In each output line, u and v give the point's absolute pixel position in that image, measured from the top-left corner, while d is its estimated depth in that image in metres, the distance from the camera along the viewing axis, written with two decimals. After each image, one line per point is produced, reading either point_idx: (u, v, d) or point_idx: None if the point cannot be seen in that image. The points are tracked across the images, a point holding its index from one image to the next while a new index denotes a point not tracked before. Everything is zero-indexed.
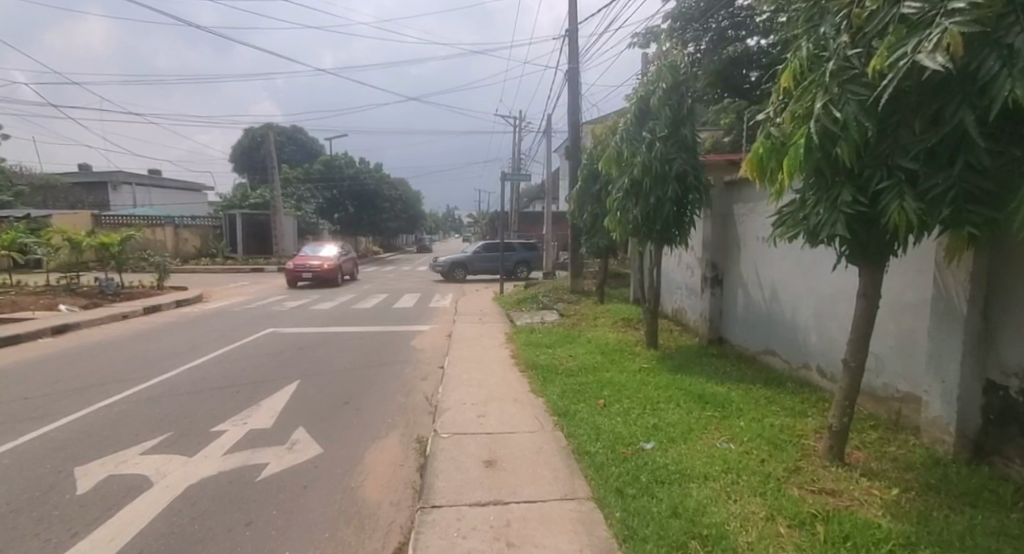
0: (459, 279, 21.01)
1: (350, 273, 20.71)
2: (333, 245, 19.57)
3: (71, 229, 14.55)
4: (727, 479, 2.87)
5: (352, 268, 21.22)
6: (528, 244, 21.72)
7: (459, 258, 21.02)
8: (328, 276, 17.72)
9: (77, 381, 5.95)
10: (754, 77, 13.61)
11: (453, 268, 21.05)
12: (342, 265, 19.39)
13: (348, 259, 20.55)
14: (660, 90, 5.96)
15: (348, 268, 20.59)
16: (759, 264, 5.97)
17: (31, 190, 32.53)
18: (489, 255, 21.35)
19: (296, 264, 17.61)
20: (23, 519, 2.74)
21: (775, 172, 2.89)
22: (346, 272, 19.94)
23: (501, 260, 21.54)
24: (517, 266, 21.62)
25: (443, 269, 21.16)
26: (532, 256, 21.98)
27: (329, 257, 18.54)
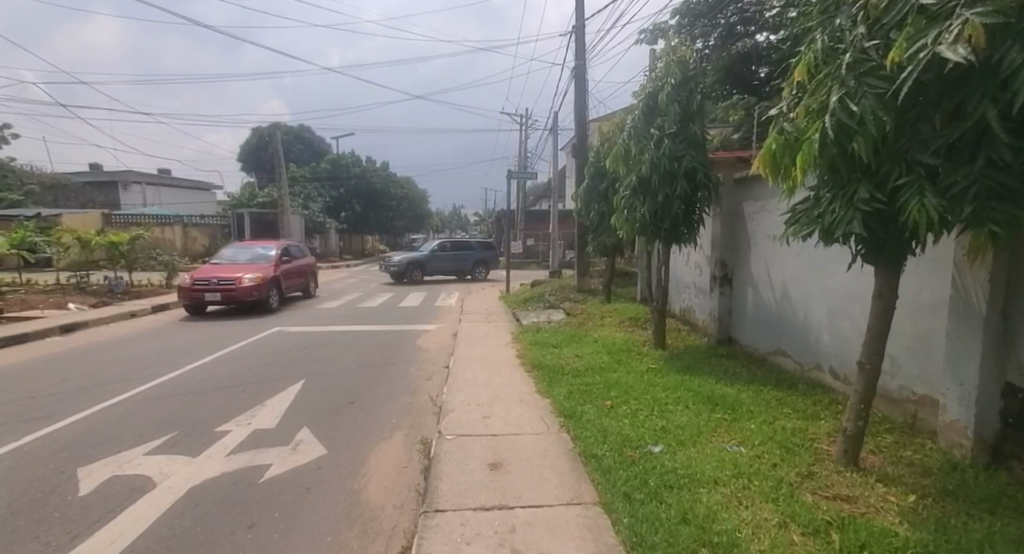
0: (417, 278, 19.84)
1: (302, 287, 13.94)
2: (273, 247, 12.76)
3: (80, 229, 14.70)
4: (739, 484, 2.79)
5: (308, 279, 14.41)
6: (483, 243, 21.89)
7: (417, 258, 19.82)
8: (246, 298, 10.95)
9: (84, 381, 5.97)
10: (763, 74, 13.47)
11: (411, 267, 19.79)
12: (286, 278, 12.73)
13: (297, 268, 13.63)
14: (668, 86, 5.87)
15: (298, 282, 13.69)
16: (769, 263, 5.86)
17: (41, 190, 33.08)
18: (446, 255, 20.75)
19: (197, 279, 10.91)
20: (23, 521, 2.72)
21: (788, 169, 2.80)
22: (290, 287, 13.15)
23: (463, 259, 21.14)
24: (476, 266, 21.39)
25: (399, 269, 19.55)
26: (487, 256, 21.89)
27: (259, 266, 11.82)
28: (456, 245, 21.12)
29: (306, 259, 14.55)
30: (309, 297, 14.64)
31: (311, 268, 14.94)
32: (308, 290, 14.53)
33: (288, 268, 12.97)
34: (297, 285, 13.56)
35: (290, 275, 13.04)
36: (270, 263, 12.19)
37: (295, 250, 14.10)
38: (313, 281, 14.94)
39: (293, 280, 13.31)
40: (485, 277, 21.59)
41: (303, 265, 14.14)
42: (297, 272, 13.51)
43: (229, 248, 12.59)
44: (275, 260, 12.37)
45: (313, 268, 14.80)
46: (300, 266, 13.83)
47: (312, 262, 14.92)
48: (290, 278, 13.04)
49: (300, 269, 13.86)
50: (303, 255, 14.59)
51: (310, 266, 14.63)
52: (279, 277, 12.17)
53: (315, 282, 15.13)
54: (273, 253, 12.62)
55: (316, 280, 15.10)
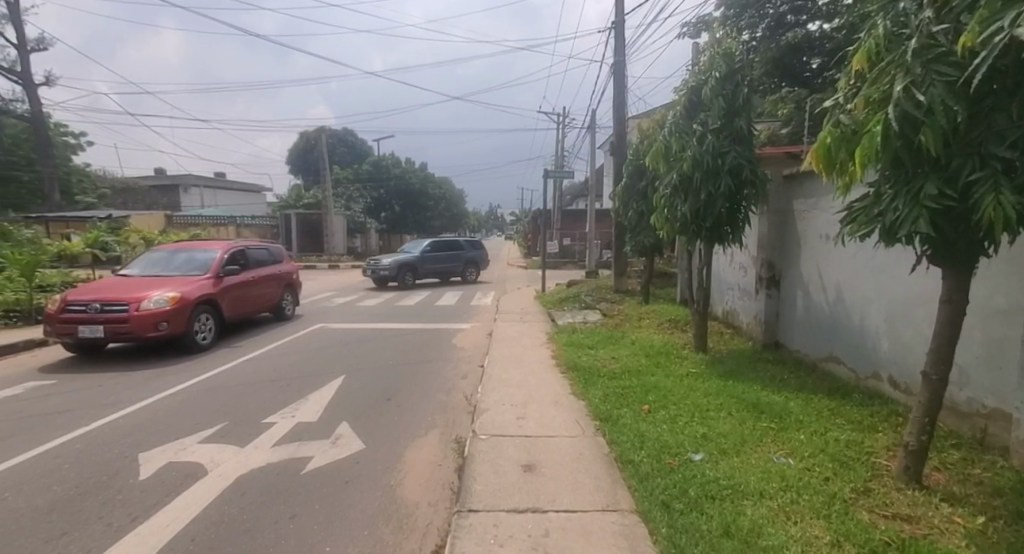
0: (410, 282, 17.79)
1: (266, 307, 9.64)
2: (218, 250, 8.51)
3: (145, 230, 15.80)
4: (788, 498, 2.64)
5: (279, 294, 10.16)
6: (473, 242, 20.39)
7: (410, 259, 17.76)
8: (147, 332, 6.68)
9: (146, 371, 6.36)
10: (816, 65, 12.84)
11: (403, 270, 17.67)
12: (234, 297, 8.44)
13: (258, 279, 9.34)
14: (712, 79, 5.64)
15: (259, 300, 9.40)
16: (821, 263, 5.54)
17: (113, 194, 35.86)
18: (438, 255, 18.86)
19: (71, 302, 6.71)
20: (90, 502, 2.92)
21: (845, 164, 2.59)
22: (243, 308, 8.81)
23: (455, 260, 19.45)
24: (469, 268, 19.89)
25: (391, 273, 17.34)
26: (477, 256, 20.48)
27: (182, 280, 7.55)
28: (448, 244, 19.30)
29: (279, 265, 10.30)
30: (282, 319, 10.40)
31: (288, 277, 10.63)
32: (279, 308, 10.24)
33: (239, 280, 8.68)
34: (257, 303, 9.29)
35: (243, 292, 8.77)
36: (204, 274, 7.92)
37: (259, 252, 9.81)
38: (290, 295, 10.72)
39: (252, 297, 9.08)
40: (477, 279, 20.28)
41: (269, 274, 9.81)
42: (256, 285, 9.21)
43: (155, 250, 8.41)
44: (216, 268, 8.11)
45: (290, 277, 10.56)
46: (265, 277, 9.57)
47: (292, 268, 10.73)
48: (241, 296, 8.71)
49: (267, 281, 9.61)
50: (275, 259, 10.37)
51: (286, 275, 10.41)
52: (217, 296, 7.88)
53: (294, 296, 10.90)
54: (215, 257, 8.35)
55: (293, 294, 10.80)
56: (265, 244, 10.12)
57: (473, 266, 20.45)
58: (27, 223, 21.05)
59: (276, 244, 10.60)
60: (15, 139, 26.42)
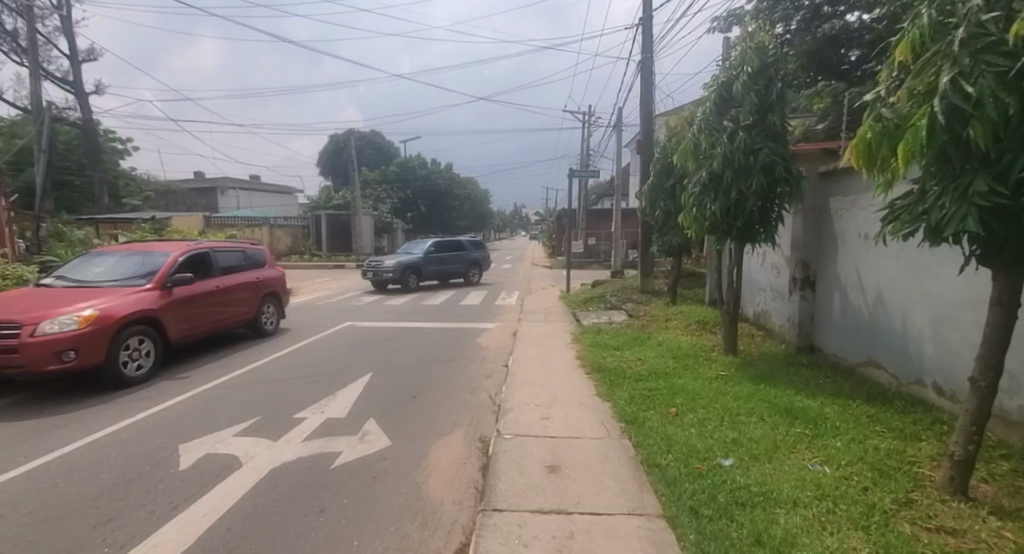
0: (414, 285, 16.72)
1: (240, 322, 7.81)
2: (172, 253, 6.71)
3: (185, 231, 16.46)
4: (823, 507, 2.54)
5: (258, 305, 8.30)
6: (474, 242, 19.53)
7: (414, 260, 16.72)
8: (50, 364, 4.77)
9: (184, 366, 6.63)
10: (854, 57, 12.35)
11: (408, 272, 16.60)
12: (188, 312, 6.56)
13: (228, 288, 7.50)
14: (744, 74, 5.48)
15: (229, 314, 7.53)
16: (860, 263, 5.32)
17: (155, 196, 37.52)
18: (441, 256, 17.87)
19: None
20: (134, 490, 3.07)
21: (887, 160, 2.46)
22: (204, 325, 6.93)
23: (459, 261, 18.52)
24: (473, 269, 18.99)
25: (395, 276, 16.23)
26: (479, 256, 19.61)
27: (113, 292, 5.68)
28: (450, 244, 18.38)
29: (260, 271, 8.49)
30: (261, 335, 8.53)
31: (274, 285, 8.82)
32: (257, 324, 8.37)
33: (198, 291, 6.79)
34: (226, 318, 7.45)
35: (204, 304, 6.90)
36: (147, 283, 6.06)
37: (233, 255, 8.02)
38: (273, 305, 8.90)
39: (218, 311, 7.24)
40: (480, 281, 19.39)
41: (245, 282, 7.99)
42: (225, 296, 7.37)
43: (96, 255, 6.62)
44: (163, 276, 6.25)
45: (273, 284, 8.75)
46: (238, 285, 7.73)
47: (277, 273, 8.94)
48: (202, 310, 6.83)
49: (240, 290, 7.77)
50: (255, 263, 8.56)
51: (268, 282, 8.59)
52: (161, 312, 5.99)
53: (280, 307, 9.07)
54: (164, 262, 6.48)
55: (278, 305, 8.97)
56: (242, 246, 8.35)
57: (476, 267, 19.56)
58: (78, 224, 22.25)
59: (258, 245, 8.83)
60: (67, 145, 27.95)
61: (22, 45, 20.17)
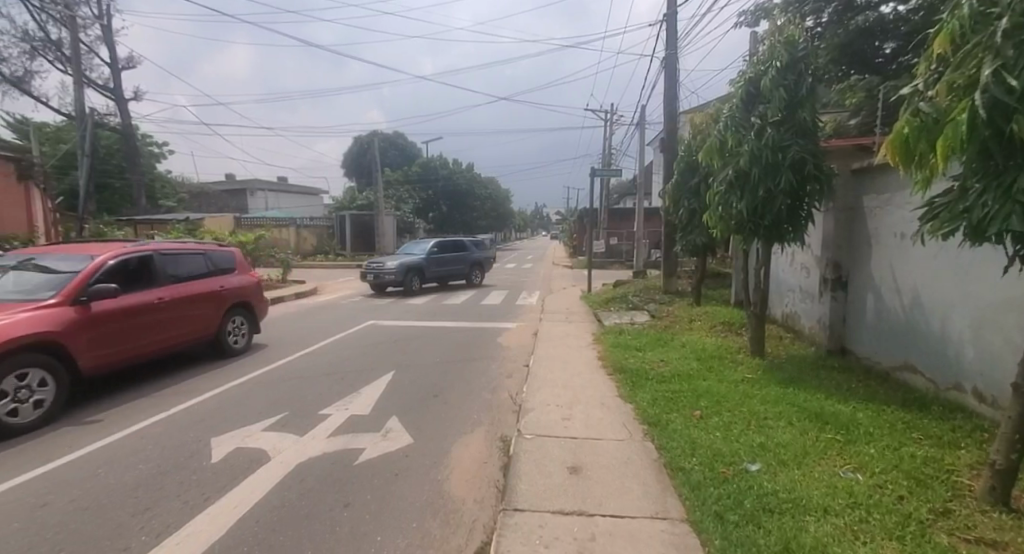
0: (418, 288, 15.84)
1: (195, 342, 6.31)
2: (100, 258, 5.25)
3: (217, 231, 17.01)
4: (856, 516, 2.45)
5: (222, 319, 6.80)
6: (475, 242, 18.78)
7: (417, 261, 15.85)
8: None
9: (216, 362, 6.86)
10: (889, 50, 11.92)
11: (411, 274, 15.70)
12: (115, 331, 5.05)
13: (181, 300, 6.02)
14: (773, 69, 5.34)
15: (181, 333, 6.03)
16: (896, 263, 5.11)
17: (189, 198, 38.87)
18: (444, 257, 17.06)
19: None
20: (169, 481, 3.18)
21: (926, 156, 2.34)
22: (141, 347, 5.42)
23: (462, 261, 17.75)
24: (475, 270, 18.24)
25: (398, 277, 15.31)
26: (480, 257, 18.88)
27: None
28: (452, 244, 17.58)
29: (228, 278, 7.02)
30: (228, 355, 7.00)
31: (248, 297, 7.35)
32: (222, 342, 6.86)
33: (135, 305, 5.35)
34: (176, 338, 5.96)
35: (141, 323, 5.39)
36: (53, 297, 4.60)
37: (192, 259, 6.53)
38: (245, 317, 7.36)
39: (164, 328, 5.75)
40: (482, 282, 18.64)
41: (206, 293, 6.50)
42: (174, 310, 5.89)
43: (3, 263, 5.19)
44: (78, 287, 4.80)
45: (245, 293, 7.23)
46: (193, 296, 6.23)
47: (252, 280, 7.43)
48: (136, 329, 5.33)
49: (197, 301, 6.28)
50: (223, 269, 7.08)
51: (238, 290, 7.09)
52: (67, 335, 4.49)
53: (255, 320, 7.54)
54: (85, 269, 5.03)
55: (252, 319, 7.46)
56: (206, 248, 6.89)
57: (478, 268, 18.80)
58: (118, 225, 23.24)
59: (229, 248, 7.37)
60: (108, 149, 29.21)
61: (66, 54, 21.16)
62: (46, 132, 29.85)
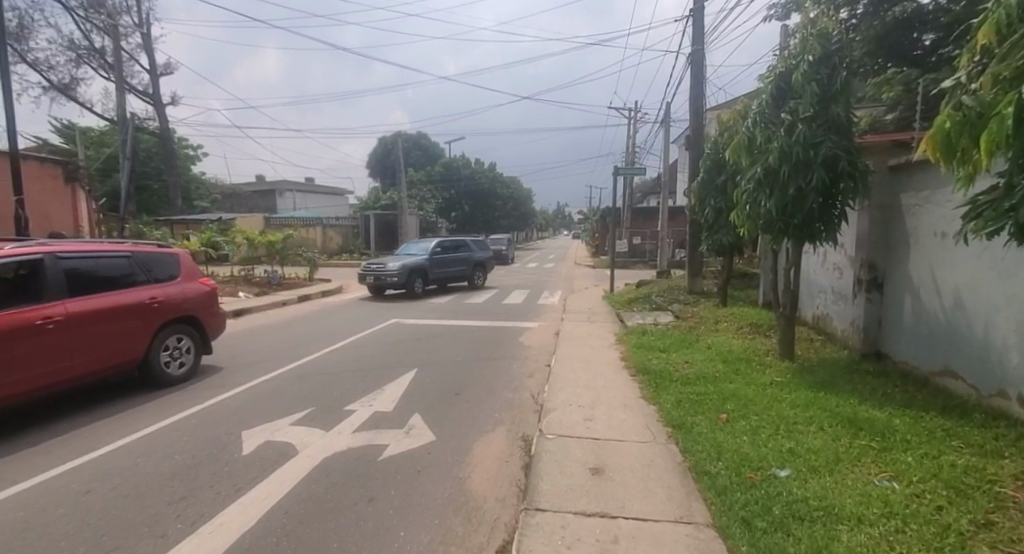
0: (419, 292, 14.76)
1: (108, 371, 4.84)
2: None
3: (247, 230, 17.53)
4: (891, 527, 2.36)
5: (152, 342, 5.31)
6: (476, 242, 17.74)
7: (420, 262, 14.77)
8: None
9: (245, 357, 7.08)
10: (928, 42, 11.46)
11: (412, 277, 14.62)
12: None
13: (84, 319, 4.55)
14: (805, 63, 5.18)
15: (82, 361, 4.55)
16: (936, 264, 4.89)
17: (222, 198, 40.21)
18: (446, 258, 16.02)
19: None
20: (203, 472, 3.29)
21: (968, 151, 2.23)
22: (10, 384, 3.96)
23: (465, 262, 16.74)
24: (478, 271, 17.25)
25: (400, 280, 14.21)
26: (481, 257, 17.86)
27: None
28: (454, 244, 16.53)
29: (167, 289, 5.54)
30: (160, 385, 5.48)
31: (195, 314, 5.86)
32: (152, 371, 5.35)
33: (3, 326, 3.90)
34: (75, 368, 4.49)
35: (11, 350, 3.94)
36: None
37: (109, 266, 5.06)
38: (186, 335, 5.81)
39: (53, 356, 4.28)
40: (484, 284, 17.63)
41: (129, 309, 5.01)
42: (71, 331, 4.42)
43: None
44: None
45: (187, 305, 5.70)
46: (102, 312, 4.72)
47: (197, 290, 5.90)
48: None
49: (110, 319, 4.79)
50: (157, 277, 5.59)
51: (177, 302, 5.58)
52: None
53: (200, 340, 5.99)
54: None
55: (198, 341, 5.95)
56: (136, 252, 5.44)
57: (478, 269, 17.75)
58: (155, 225, 24.20)
59: (172, 252, 5.91)
60: (147, 152, 30.42)
61: (109, 62, 22.16)
62: (90, 136, 31.28)
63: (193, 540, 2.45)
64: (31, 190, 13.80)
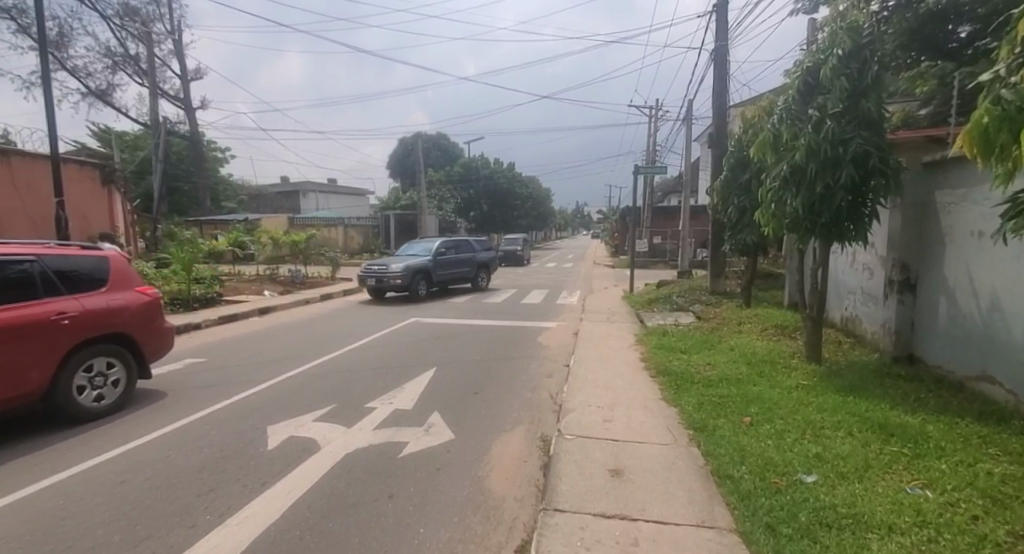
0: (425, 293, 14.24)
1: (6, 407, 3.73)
2: None
3: (273, 230, 17.95)
4: (923, 536, 2.27)
5: (70, 367, 4.19)
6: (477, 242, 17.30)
7: (424, 263, 14.26)
8: None
9: (270, 355, 7.25)
10: (964, 33, 10.93)
11: (416, 278, 14.10)
12: None
13: None
14: (834, 58, 5.03)
15: None
16: (973, 264, 4.69)
17: (248, 199, 41.28)
18: (450, 258, 15.57)
19: None
20: (230, 465, 3.39)
21: (1008, 147, 2.11)
22: None
23: (469, 262, 16.33)
24: (482, 271, 16.84)
25: (405, 282, 13.66)
26: (483, 257, 17.43)
27: None
28: (457, 244, 16.09)
29: (93, 301, 4.43)
30: (75, 422, 4.29)
31: (133, 330, 4.75)
32: (74, 403, 4.24)
33: None
34: None
35: None
36: None
37: (2, 273, 3.90)
38: (117, 359, 4.64)
39: None
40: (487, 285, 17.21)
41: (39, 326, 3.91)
42: None
43: None
44: None
45: (117, 321, 4.56)
46: None
47: (132, 302, 4.76)
48: None
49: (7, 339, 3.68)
50: (83, 285, 4.47)
51: (101, 316, 4.42)
52: None
53: (134, 363, 4.83)
54: None
55: (138, 363, 4.85)
56: (45, 254, 4.26)
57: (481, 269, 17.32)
58: (185, 225, 24.98)
59: (99, 253, 4.74)
60: (178, 154, 31.41)
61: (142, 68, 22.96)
62: (125, 139, 32.46)
63: (222, 531, 2.52)
64: (70, 192, 14.39)
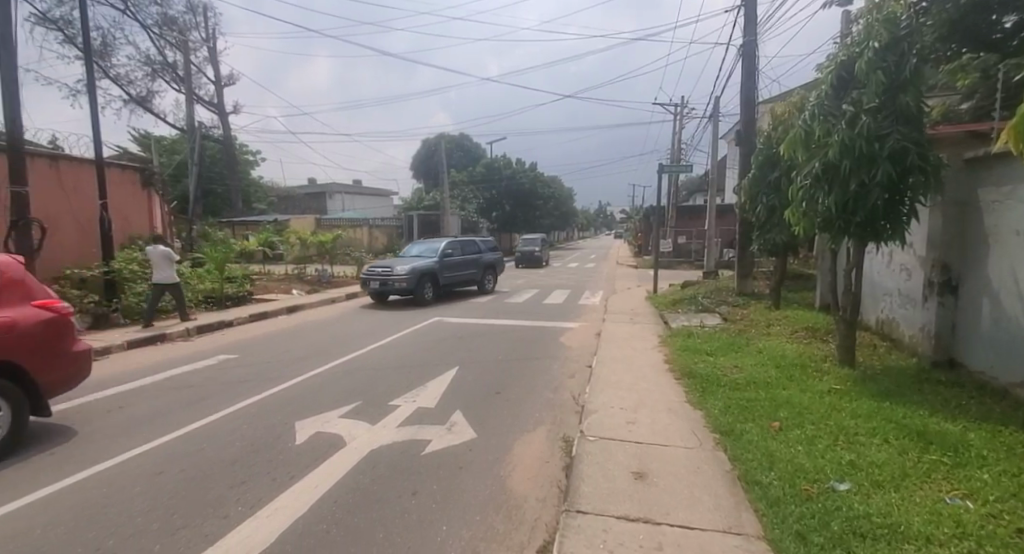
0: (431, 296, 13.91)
1: None
2: None
3: (301, 230, 18.43)
4: (965, 548, 2.17)
5: None
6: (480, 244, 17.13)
7: (430, 265, 13.97)
8: None
9: (298, 352, 7.44)
10: (1009, 24, 10.30)
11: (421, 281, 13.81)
12: None
13: None
14: (869, 50, 4.85)
15: None
16: (1019, 264, 4.46)
17: (278, 200, 42.47)
18: (455, 260, 15.38)
19: None
20: (261, 459, 3.49)
21: None
22: None
23: (474, 264, 16.13)
24: (488, 273, 16.62)
25: (410, 285, 13.34)
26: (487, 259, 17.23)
27: None
28: (461, 245, 15.94)
29: None
30: None
31: (29, 355, 3.74)
32: None
33: None
34: None
35: None
36: None
37: None
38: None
39: None
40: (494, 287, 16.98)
41: None
42: None
43: None
44: None
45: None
46: None
47: (28, 320, 3.77)
48: None
49: None
50: None
51: None
52: None
53: (25, 401, 3.74)
54: None
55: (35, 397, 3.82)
56: None
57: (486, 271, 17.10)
58: (219, 226, 25.88)
59: None
60: (212, 157, 32.57)
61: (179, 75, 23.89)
62: (163, 143, 33.86)
63: (253, 522, 2.60)
64: (112, 195, 15.08)
